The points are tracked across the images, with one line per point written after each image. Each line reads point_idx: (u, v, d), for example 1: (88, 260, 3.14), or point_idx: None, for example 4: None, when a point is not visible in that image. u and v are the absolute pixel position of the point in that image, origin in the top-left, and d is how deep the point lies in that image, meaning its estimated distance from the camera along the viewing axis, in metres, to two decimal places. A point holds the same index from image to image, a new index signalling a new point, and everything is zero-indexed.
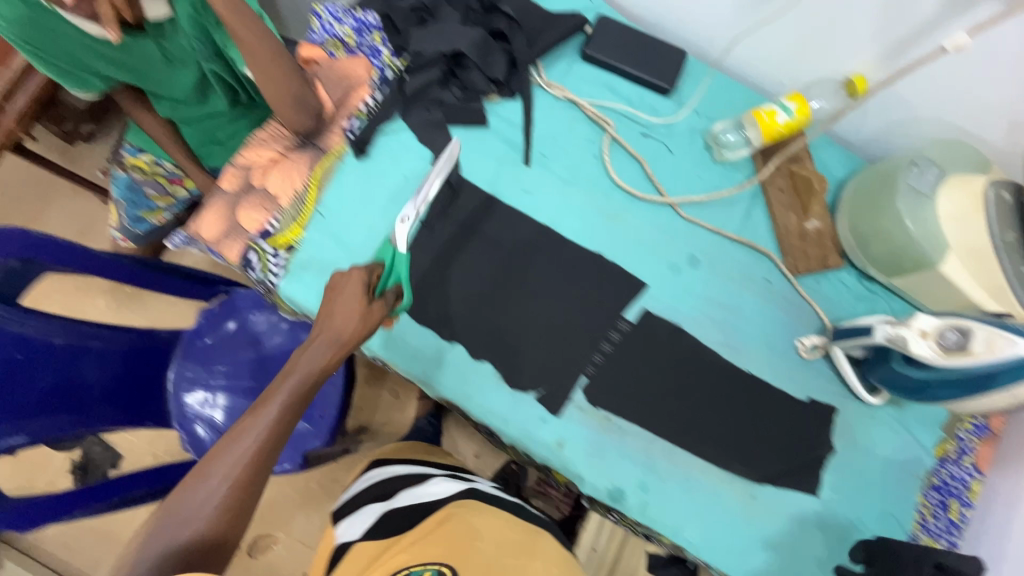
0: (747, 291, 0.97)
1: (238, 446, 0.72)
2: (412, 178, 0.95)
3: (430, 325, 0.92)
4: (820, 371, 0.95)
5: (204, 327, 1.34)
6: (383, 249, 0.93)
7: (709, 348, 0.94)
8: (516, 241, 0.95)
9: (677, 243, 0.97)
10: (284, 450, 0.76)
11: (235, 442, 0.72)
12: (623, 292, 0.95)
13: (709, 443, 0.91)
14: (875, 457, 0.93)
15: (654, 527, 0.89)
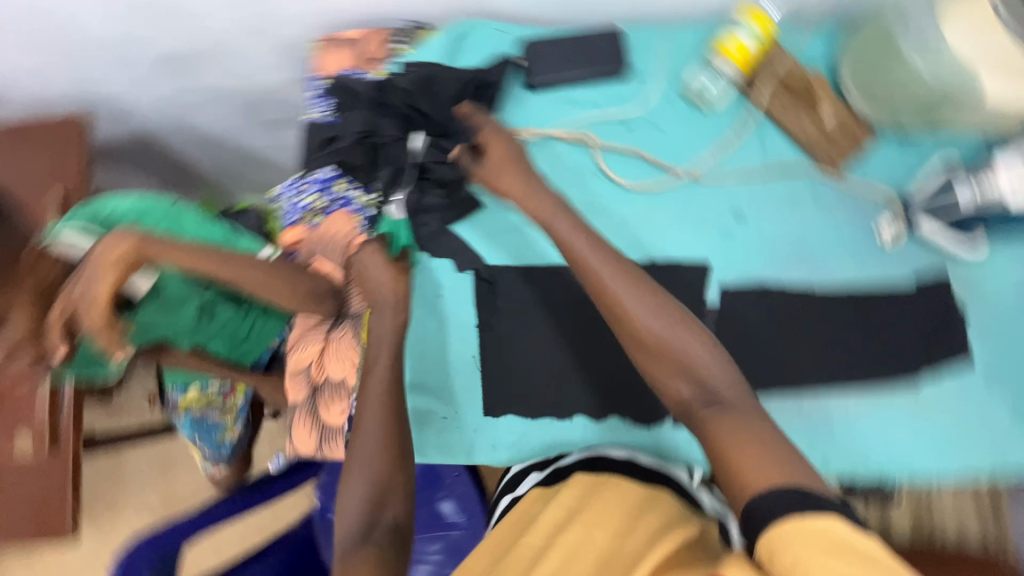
0: (804, 214, 0.94)
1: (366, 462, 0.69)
2: (450, 293, 0.94)
3: (544, 413, 0.90)
4: (915, 248, 0.92)
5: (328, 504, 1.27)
6: (463, 371, 0.92)
7: (800, 287, 0.92)
8: (575, 294, 0.92)
9: (714, 209, 0.95)
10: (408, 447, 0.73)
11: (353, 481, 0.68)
12: (694, 282, 0.92)
13: (851, 374, 0.89)
14: (1013, 298, 0.89)
15: (846, 476, 0.87)
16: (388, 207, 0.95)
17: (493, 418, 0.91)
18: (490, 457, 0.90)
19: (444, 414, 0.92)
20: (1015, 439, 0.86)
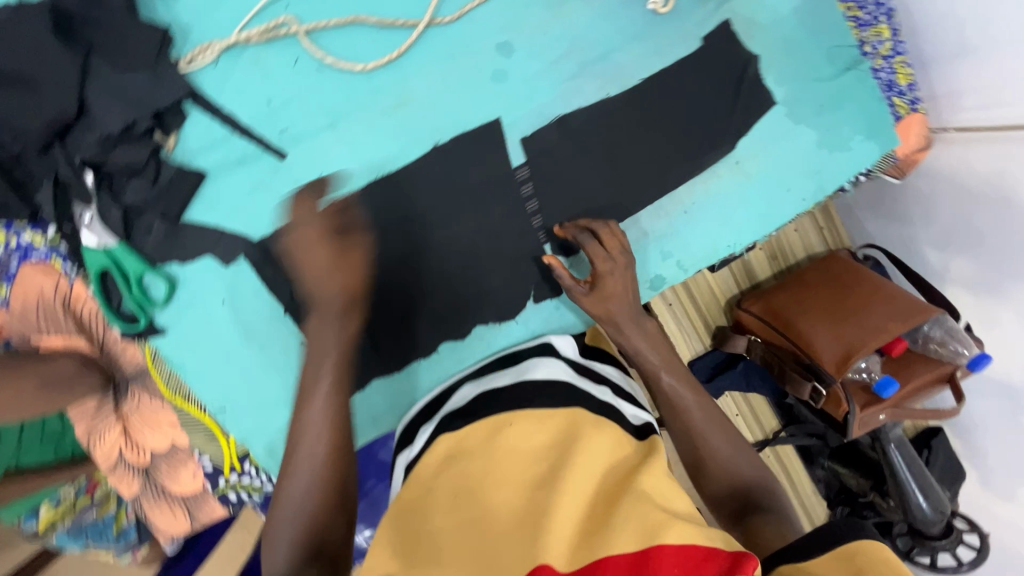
0: (570, 15, 0.80)
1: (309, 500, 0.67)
2: (232, 294, 0.75)
3: (409, 358, 0.83)
4: (688, 6, 0.83)
5: None
6: (299, 367, 0.78)
7: (598, 101, 0.81)
8: (372, 224, 0.77)
9: (476, 51, 0.78)
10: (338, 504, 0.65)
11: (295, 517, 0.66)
12: (490, 148, 0.79)
13: (676, 169, 0.85)
14: (787, 21, 0.86)
15: (702, 266, 0.88)
16: (81, 235, 0.70)
17: (359, 393, 0.82)
18: (376, 428, 0.84)
19: None
20: (825, 160, 0.89)
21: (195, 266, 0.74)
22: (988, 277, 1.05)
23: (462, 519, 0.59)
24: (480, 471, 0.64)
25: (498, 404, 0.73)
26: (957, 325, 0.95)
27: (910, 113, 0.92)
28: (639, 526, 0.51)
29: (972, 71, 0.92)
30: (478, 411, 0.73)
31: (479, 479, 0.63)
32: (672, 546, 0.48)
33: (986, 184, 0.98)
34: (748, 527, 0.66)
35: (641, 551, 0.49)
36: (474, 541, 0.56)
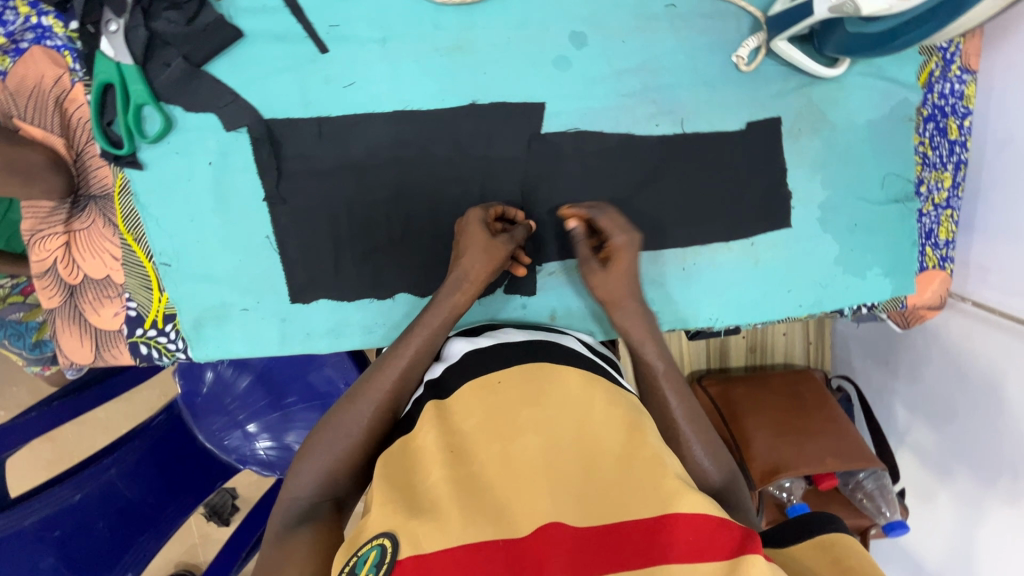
0: (654, 35, 0.78)
1: (320, 451, 0.61)
2: (221, 160, 0.74)
3: (361, 294, 0.80)
4: (771, 74, 0.80)
5: (187, 387, 1.22)
6: (254, 255, 0.77)
7: (644, 127, 0.79)
8: (385, 151, 0.76)
9: (548, 30, 0.76)
10: (342, 421, 0.62)
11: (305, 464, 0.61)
12: (524, 128, 0.77)
13: (692, 225, 0.83)
14: (858, 131, 0.83)
15: (677, 327, 0.86)
16: (101, 41, 0.68)
17: (301, 305, 0.79)
18: (304, 345, 0.80)
19: (242, 304, 0.78)
20: (836, 277, 0.87)
21: (197, 118, 0.73)
22: (946, 449, 1.06)
23: (462, 474, 0.52)
24: (472, 423, 0.57)
25: (489, 365, 0.65)
26: (892, 486, 0.93)
27: (935, 268, 0.90)
28: (651, 491, 0.50)
29: (1000, 255, 0.89)
30: (465, 368, 0.65)
31: (470, 431, 0.57)
32: (687, 515, 0.47)
33: (976, 365, 0.97)
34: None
35: (656, 517, 0.47)
36: (483, 502, 0.49)
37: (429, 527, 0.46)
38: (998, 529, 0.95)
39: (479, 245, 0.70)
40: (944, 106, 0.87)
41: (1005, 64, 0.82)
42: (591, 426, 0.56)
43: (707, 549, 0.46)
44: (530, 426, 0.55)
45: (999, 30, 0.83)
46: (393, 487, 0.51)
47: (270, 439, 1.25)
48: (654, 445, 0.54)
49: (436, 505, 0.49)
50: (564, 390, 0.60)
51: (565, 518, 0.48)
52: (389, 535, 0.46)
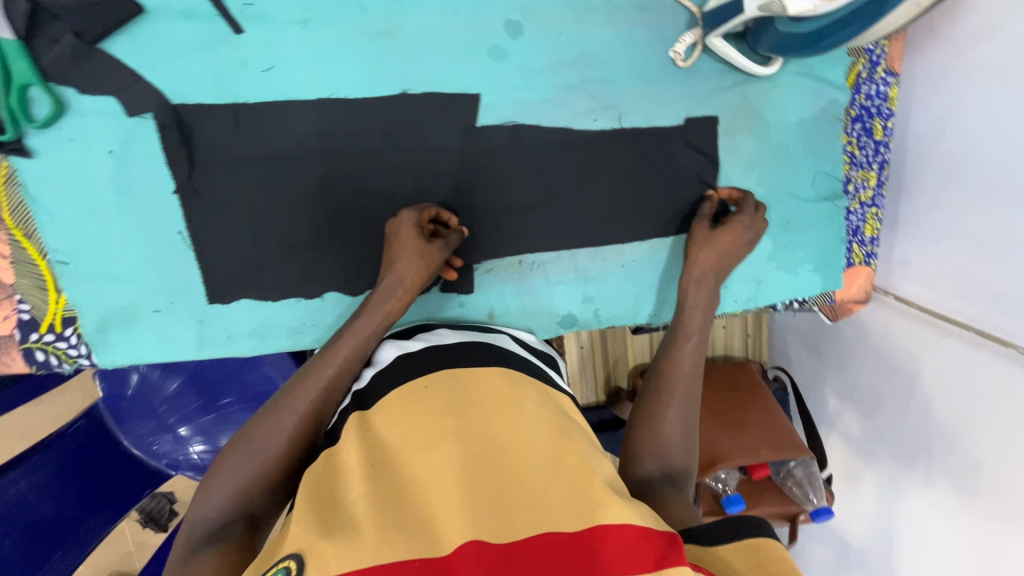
0: (592, 26, 0.75)
1: (236, 466, 0.57)
2: (124, 148, 0.68)
3: (286, 293, 0.75)
4: (707, 71, 0.80)
5: (111, 390, 1.21)
6: (165, 253, 0.71)
7: (582, 122, 0.78)
8: (309, 142, 0.71)
9: (483, 18, 0.73)
10: (265, 431, 0.59)
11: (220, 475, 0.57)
12: (459, 119, 0.74)
13: (630, 222, 0.82)
14: (791, 130, 0.85)
15: (616, 324, 0.86)
16: None
17: (220, 306, 0.74)
18: (226, 349, 0.75)
19: (153, 306, 0.72)
20: (770, 273, 0.89)
21: (93, 102, 0.66)
22: (872, 434, 1.11)
23: (382, 488, 0.50)
24: (396, 434, 0.56)
25: (416, 369, 0.64)
26: (820, 473, 0.96)
27: (861, 263, 0.93)
28: (578, 503, 0.49)
29: (920, 251, 0.94)
30: (395, 374, 0.64)
31: (394, 443, 0.55)
32: (614, 526, 0.46)
33: (899, 355, 1.02)
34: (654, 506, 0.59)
35: (583, 530, 0.46)
36: (402, 517, 0.47)
37: (338, 548, 0.43)
38: (918, 507, 1.02)
39: (413, 252, 0.67)
40: (870, 108, 0.87)
41: (926, 67, 0.85)
42: (520, 436, 0.56)
43: (636, 558, 0.44)
44: (456, 435, 0.55)
45: (922, 35, 0.85)
46: (311, 505, 0.49)
47: (203, 443, 1.26)
48: (582, 454, 0.54)
49: (351, 523, 0.46)
50: (494, 396, 0.60)
51: (487, 535, 0.46)
52: (294, 557, 0.44)
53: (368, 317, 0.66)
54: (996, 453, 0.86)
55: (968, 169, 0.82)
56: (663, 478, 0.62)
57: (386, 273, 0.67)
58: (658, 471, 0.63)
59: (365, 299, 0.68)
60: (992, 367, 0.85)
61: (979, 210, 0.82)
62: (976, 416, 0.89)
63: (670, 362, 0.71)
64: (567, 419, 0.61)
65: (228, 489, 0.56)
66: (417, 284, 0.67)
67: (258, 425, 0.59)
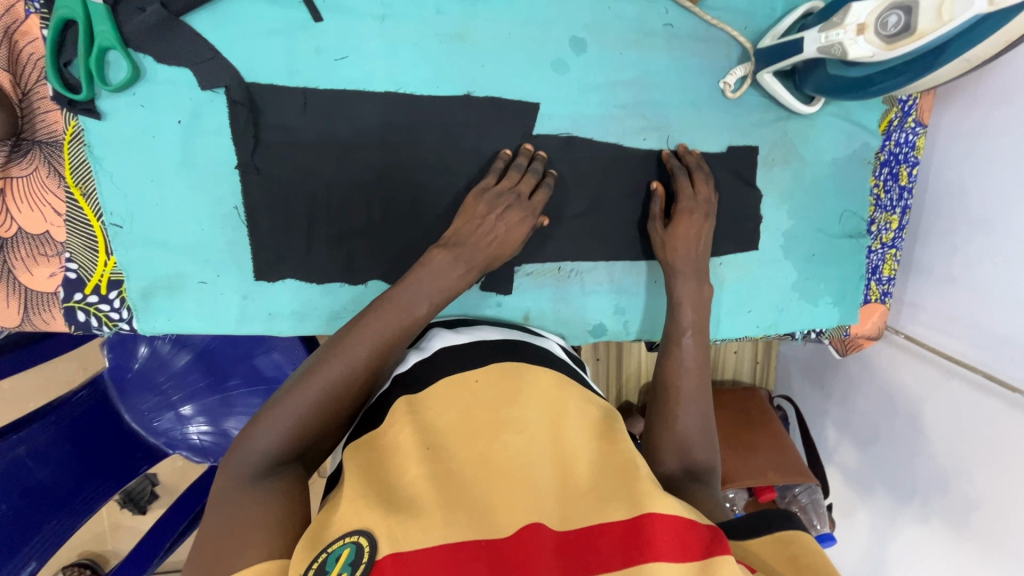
0: (650, 51, 0.79)
1: (300, 399, 0.59)
2: (192, 120, 0.69)
3: (331, 277, 0.76)
4: (753, 104, 0.84)
5: (116, 362, 1.19)
6: (219, 226, 0.72)
7: (631, 140, 0.81)
8: (372, 132, 0.73)
9: (550, 32, 0.76)
10: (321, 377, 0.60)
11: (276, 415, 0.58)
12: (517, 126, 0.77)
13: None
14: (824, 168, 0.89)
15: (643, 337, 0.89)
16: None
17: (265, 283, 0.75)
18: (265, 327, 0.76)
19: (200, 277, 0.73)
20: (792, 302, 0.93)
21: (169, 71, 0.68)
22: (869, 469, 1.15)
23: (440, 472, 0.55)
24: (449, 421, 0.61)
25: (462, 361, 0.68)
26: (823, 501, 0.99)
27: (877, 301, 0.97)
28: (626, 494, 0.53)
29: (930, 295, 0.98)
30: (442, 364, 0.68)
31: (447, 430, 0.60)
32: (661, 514, 0.50)
33: (902, 391, 1.06)
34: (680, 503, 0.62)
35: (633, 518, 0.51)
36: (464, 500, 0.52)
37: (408, 527, 0.48)
38: (910, 543, 1.05)
39: (503, 234, 0.70)
40: (898, 154, 0.92)
41: (953, 121, 0.90)
42: (566, 431, 0.61)
43: (684, 546, 0.49)
44: (508, 426, 0.60)
45: (950, 92, 0.90)
46: (368, 483, 0.53)
47: (205, 424, 1.23)
48: (625, 451, 0.59)
49: (417, 503, 0.51)
50: (539, 389, 0.65)
51: (544, 520, 0.51)
52: (363, 533, 0.47)
53: (447, 278, 0.67)
54: (991, 493, 0.90)
55: (984, 220, 0.87)
56: (685, 474, 0.66)
57: (480, 245, 0.70)
58: (678, 467, 0.67)
59: (451, 257, 0.68)
60: (992, 411, 0.89)
61: (993, 260, 0.87)
62: (974, 456, 0.93)
63: (673, 364, 0.73)
64: (607, 417, 0.65)
65: (286, 420, 0.58)
66: (497, 263, 0.73)
67: (318, 373, 0.60)
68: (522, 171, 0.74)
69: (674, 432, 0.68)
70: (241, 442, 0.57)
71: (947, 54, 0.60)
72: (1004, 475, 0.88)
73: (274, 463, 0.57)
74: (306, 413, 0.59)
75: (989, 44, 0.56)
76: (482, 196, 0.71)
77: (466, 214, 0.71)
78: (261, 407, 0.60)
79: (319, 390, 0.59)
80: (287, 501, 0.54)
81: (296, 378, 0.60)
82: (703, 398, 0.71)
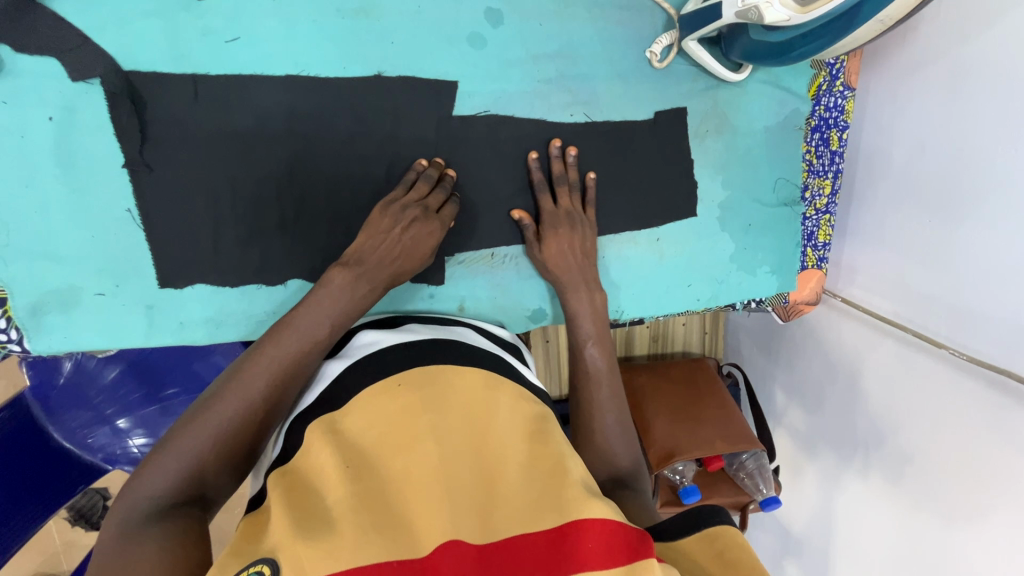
0: (572, 21, 0.76)
1: (197, 431, 0.53)
2: (66, 116, 0.62)
3: (246, 280, 0.71)
4: (681, 74, 0.81)
5: (39, 378, 1.03)
6: (112, 231, 0.66)
7: (558, 116, 0.78)
8: (276, 120, 0.68)
9: (462, 4, 0.72)
10: (226, 405, 0.55)
11: (168, 454, 0.52)
12: (435, 105, 0.72)
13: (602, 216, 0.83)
14: (758, 136, 0.88)
15: (583, 319, 0.87)
16: None
17: (172, 291, 0.69)
18: (178, 337, 0.71)
19: (97, 289, 0.67)
20: (731, 274, 0.92)
21: (31, 62, 0.60)
22: (815, 429, 1.18)
23: (364, 489, 0.50)
24: (373, 437, 0.56)
25: (388, 368, 0.63)
26: (769, 465, 1.02)
27: (813, 267, 0.98)
28: (555, 500, 0.51)
29: (865, 258, 1.00)
30: (365, 372, 0.63)
31: (372, 445, 0.55)
32: (593, 522, 0.48)
33: (844, 353, 1.08)
34: None
35: (559, 527, 0.48)
36: (379, 518, 0.48)
37: (314, 548, 0.44)
38: (852, 499, 1.10)
39: (417, 255, 0.69)
40: (828, 119, 0.91)
41: (883, 83, 0.90)
42: (495, 439, 0.57)
43: (612, 548, 0.47)
44: (437, 433, 0.55)
45: (875, 54, 0.90)
46: (292, 509, 0.49)
47: (145, 435, 1.10)
48: (557, 450, 0.56)
49: (332, 523, 0.47)
50: (462, 391, 0.61)
51: (462, 534, 0.48)
52: (268, 561, 0.44)
53: (349, 297, 0.64)
54: (924, 446, 0.94)
55: (915, 180, 0.87)
56: (613, 483, 0.64)
57: (388, 263, 0.67)
58: (607, 476, 0.65)
59: (351, 277, 0.64)
60: (928, 371, 0.91)
61: (926, 223, 0.87)
62: (909, 414, 0.95)
63: (588, 366, 0.72)
64: (542, 416, 0.62)
65: (177, 458, 0.52)
66: (405, 277, 0.70)
67: (220, 399, 0.55)
68: (431, 184, 0.70)
69: (594, 444, 0.67)
70: (130, 487, 0.51)
71: (863, 13, 0.58)
72: (937, 432, 0.91)
73: (167, 506, 0.50)
74: (204, 451, 0.53)
75: (901, 3, 0.56)
76: (387, 209, 0.68)
77: (369, 229, 0.67)
78: (152, 449, 0.54)
79: (215, 424, 0.54)
80: (172, 545, 0.46)
81: (190, 415, 0.55)
82: (621, 406, 0.69)
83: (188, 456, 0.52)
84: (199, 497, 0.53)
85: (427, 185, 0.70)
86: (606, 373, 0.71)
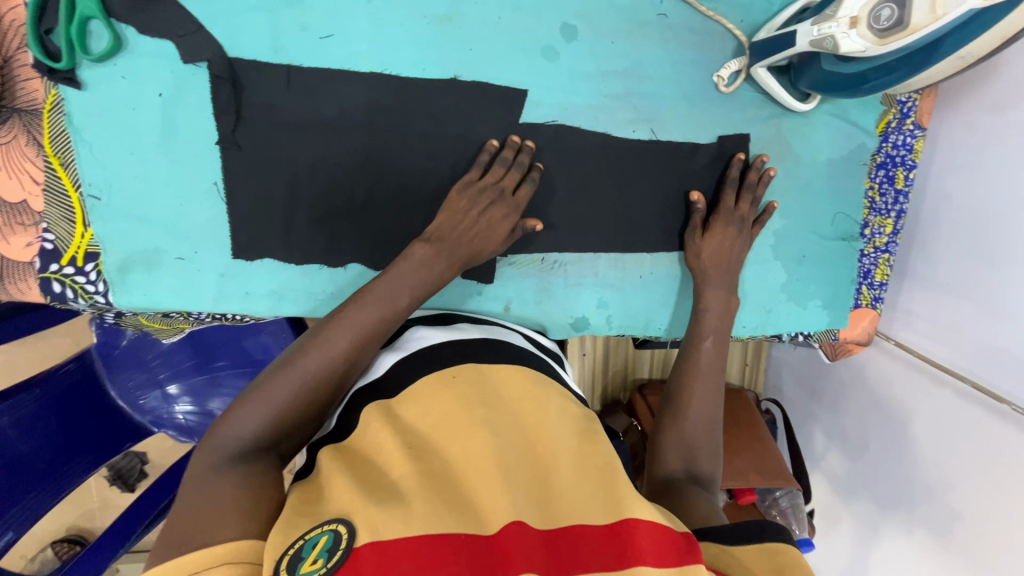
0: (643, 41, 0.78)
1: (286, 382, 0.57)
2: (173, 94, 0.69)
3: (310, 258, 0.75)
4: (747, 100, 0.82)
5: (105, 337, 1.09)
6: (200, 201, 0.72)
7: (621, 131, 0.80)
8: (355, 113, 0.72)
9: (540, 18, 0.75)
10: (310, 359, 0.58)
11: (258, 399, 0.56)
12: (504, 111, 0.76)
13: (654, 231, 0.84)
14: (821, 166, 0.87)
15: (627, 332, 0.87)
16: None
17: (243, 262, 0.74)
18: (243, 306, 0.75)
19: (178, 253, 0.73)
20: (781, 303, 0.91)
21: (150, 44, 0.67)
22: (856, 477, 1.13)
23: (425, 470, 0.52)
24: (431, 422, 0.58)
25: (442, 362, 0.65)
26: (804, 506, 0.99)
27: (867, 305, 0.95)
28: (608, 497, 0.51)
29: (922, 302, 0.96)
30: (421, 364, 0.65)
31: (427, 430, 0.57)
32: (644, 522, 0.49)
33: (892, 398, 1.04)
34: (677, 501, 0.62)
35: (612, 523, 0.49)
36: (445, 493, 0.50)
37: (390, 515, 0.45)
38: (892, 554, 1.04)
39: (496, 237, 0.72)
40: (896, 157, 0.90)
41: (955, 124, 0.88)
42: (546, 432, 0.58)
43: (661, 551, 0.47)
44: (490, 426, 0.56)
45: (950, 95, 0.89)
46: (351, 477, 0.51)
47: (191, 403, 1.13)
48: (604, 453, 0.57)
49: (401, 495, 0.49)
50: (510, 389, 0.62)
51: (526, 517, 0.49)
52: (342, 521, 0.46)
53: (429, 271, 0.67)
54: (975, 506, 0.88)
55: (985, 224, 0.84)
56: (688, 476, 0.67)
57: (465, 241, 0.70)
58: (682, 469, 0.67)
59: (432, 252, 0.67)
60: (985, 425, 0.87)
61: (995, 270, 0.84)
62: (961, 469, 0.90)
63: (689, 360, 0.76)
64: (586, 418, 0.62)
65: (265, 404, 0.56)
66: (482, 258, 0.73)
67: (304, 355, 0.59)
68: (507, 166, 0.73)
69: (677, 435, 0.70)
70: (220, 424, 0.55)
71: (946, 46, 0.59)
72: (992, 491, 0.86)
73: (251, 449, 0.54)
74: (287, 402, 0.57)
75: (983, 41, 0.57)
76: (464, 191, 0.71)
77: (450, 208, 0.71)
78: (244, 390, 0.58)
79: (301, 377, 0.58)
80: (259, 493, 0.50)
81: (278, 365, 0.59)
82: (711, 403, 0.73)
83: (275, 404, 0.56)
84: (275, 445, 0.56)
85: (503, 169, 0.73)
86: (701, 371, 0.75)
